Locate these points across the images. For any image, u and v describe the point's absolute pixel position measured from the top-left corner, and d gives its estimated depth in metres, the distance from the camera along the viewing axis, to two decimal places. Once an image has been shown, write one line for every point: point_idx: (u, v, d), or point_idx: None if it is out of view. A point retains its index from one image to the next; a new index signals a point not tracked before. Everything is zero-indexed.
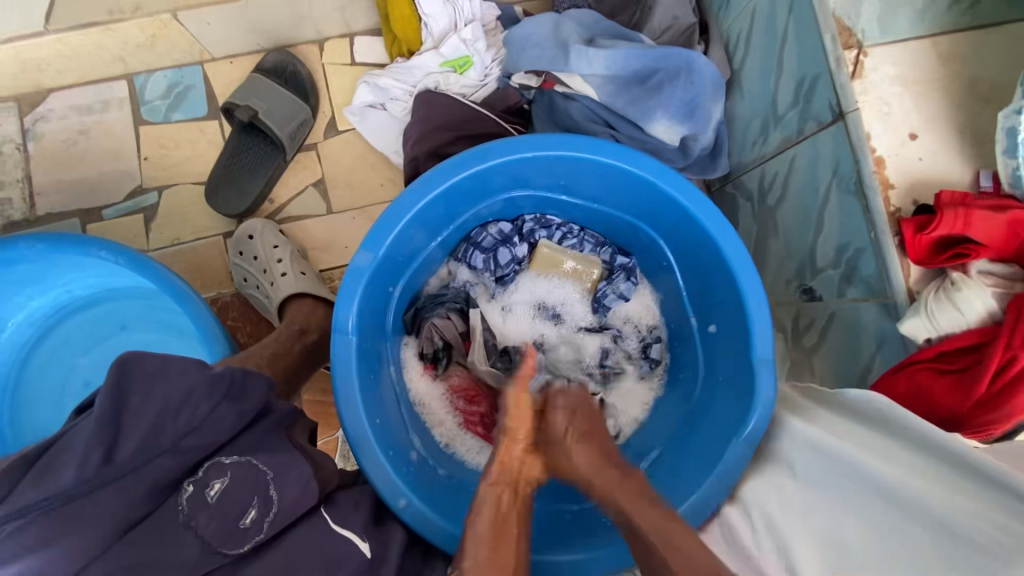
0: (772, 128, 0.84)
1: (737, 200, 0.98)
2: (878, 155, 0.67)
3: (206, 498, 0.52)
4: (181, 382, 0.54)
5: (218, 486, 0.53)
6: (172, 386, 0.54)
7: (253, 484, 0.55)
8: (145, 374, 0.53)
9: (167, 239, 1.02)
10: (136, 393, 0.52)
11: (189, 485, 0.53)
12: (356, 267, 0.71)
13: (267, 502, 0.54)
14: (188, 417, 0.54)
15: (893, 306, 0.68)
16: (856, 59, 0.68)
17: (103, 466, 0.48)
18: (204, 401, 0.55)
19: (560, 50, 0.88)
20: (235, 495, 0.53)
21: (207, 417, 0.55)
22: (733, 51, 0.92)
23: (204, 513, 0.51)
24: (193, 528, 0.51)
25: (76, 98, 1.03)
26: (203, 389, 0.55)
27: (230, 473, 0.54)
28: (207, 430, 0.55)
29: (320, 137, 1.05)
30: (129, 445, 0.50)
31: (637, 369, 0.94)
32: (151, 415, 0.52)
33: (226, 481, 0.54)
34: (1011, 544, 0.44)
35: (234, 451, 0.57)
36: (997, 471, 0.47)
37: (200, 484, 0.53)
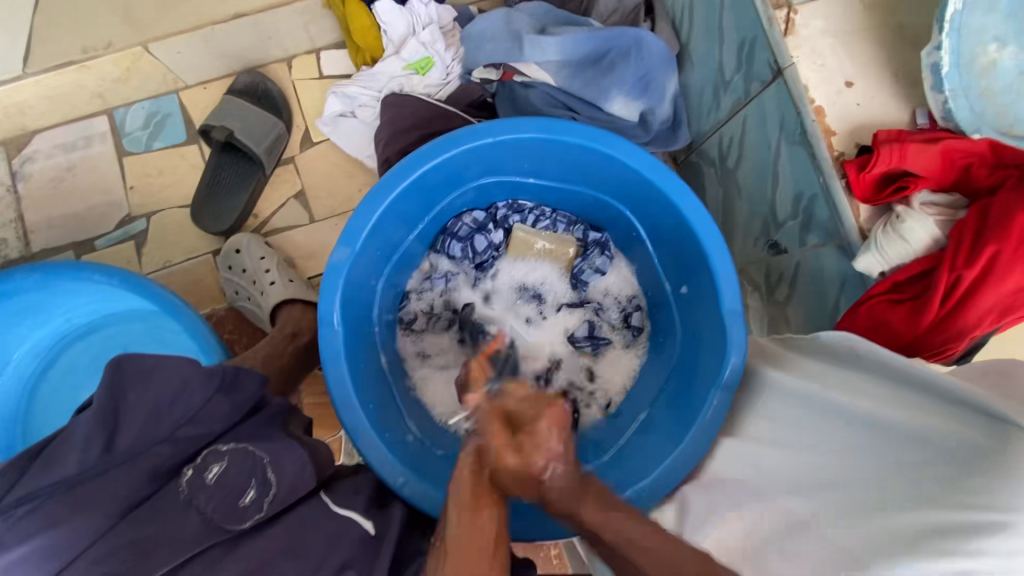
0: (723, 93, 0.88)
1: (702, 169, 1.02)
2: (817, 105, 0.71)
3: (205, 480, 0.55)
4: (175, 377, 0.57)
5: (217, 469, 0.56)
6: (168, 380, 0.57)
7: (250, 466, 0.58)
8: (140, 370, 0.56)
9: (160, 262, 1.06)
10: (133, 387, 0.55)
11: (189, 469, 0.56)
12: (334, 264, 0.75)
13: (265, 483, 0.57)
14: (184, 408, 0.58)
15: (849, 246, 0.70)
16: (786, 18, 0.72)
17: (104, 453, 0.52)
18: (198, 393, 0.59)
19: (514, 41, 0.93)
20: (234, 477, 0.56)
21: (202, 409, 0.59)
22: (679, 28, 0.96)
23: (204, 493, 0.54)
24: (195, 506, 0.53)
25: (60, 136, 1.07)
26: (197, 382, 0.59)
27: (227, 457, 0.57)
28: (202, 420, 0.59)
29: (296, 150, 1.09)
30: (129, 434, 0.54)
31: (622, 338, 0.97)
32: (148, 407, 0.55)
33: (224, 465, 0.57)
34: (976, 451, 0.47)
35: (231, 439, 0.60)
36: (968, 393, 0.50)
37: (198, 469, 0.56)
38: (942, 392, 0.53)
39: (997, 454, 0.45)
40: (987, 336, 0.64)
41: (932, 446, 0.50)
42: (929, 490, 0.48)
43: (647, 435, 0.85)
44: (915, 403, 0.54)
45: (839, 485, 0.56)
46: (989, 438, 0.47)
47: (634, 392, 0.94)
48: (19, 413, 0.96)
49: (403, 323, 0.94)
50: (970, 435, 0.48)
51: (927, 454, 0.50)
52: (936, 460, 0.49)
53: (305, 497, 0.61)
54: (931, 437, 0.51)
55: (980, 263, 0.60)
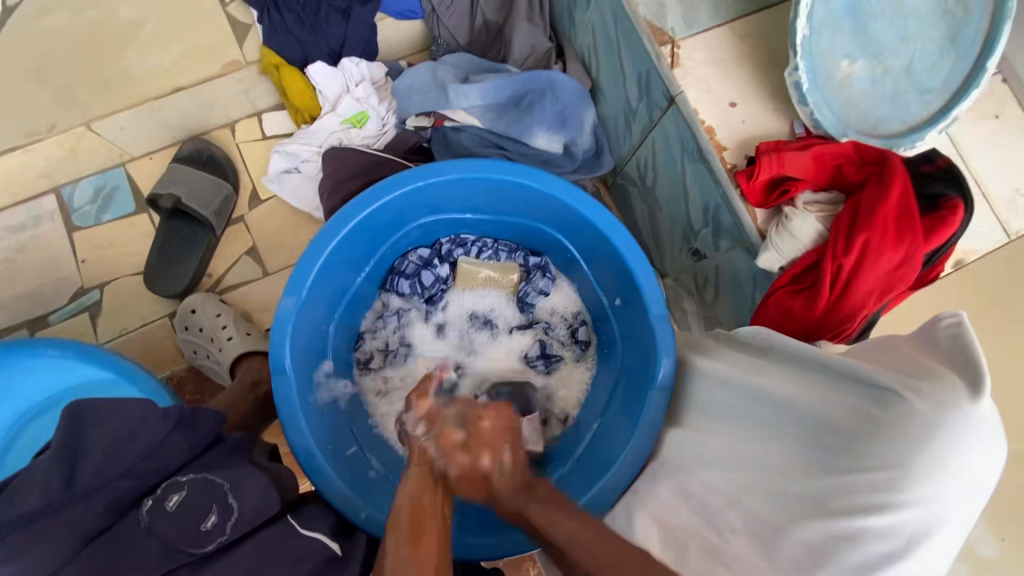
0: (632, 121, 0.97)
1: (627, 189, 1.10)
2: (708, 125, 0.80)
3: (165, 508, 0.58)
4: (132, 417, 0.60)
5: (177, 498, 0.58)
6: (124, 419, 0.60)
7: (210, 493, 0.60)
8: (96, 414, 0.60)
9: (116, 330, 1.08)
10: (91, 428, 0.59)
11: (150, 499, 0.58)
12: (282, 313, 0.78)
13: (226, 508, 0.59)
14: (142, 444, 0.60)
15: (752, 246, 0.78)
16: (671, 52, 0.81)
17: (65, 488, 0.55)
18: (156, 430, 0.61)
19: (439, 91, 1.01)
20: (194, 504, 0.58)
21: (161, 443, 0.61)
22: (589, 64, 1.04)
23: (164, 520, 0.57)
24: (156, 533, 0.56)
25: (7, 219, 1.09)
26: (153, 420, 0.62)
27: (187, 486, 0.60)
28: (162, 454, 0.61)
29: (245, 208, 1.13)
30: (88, 470, 0.56)
31: (572, 352, 1.02)
32: (105, 443, 0.58)
33: (184, 493, 0.59)
34: (864, 422, 0.53)
35: (193, 469, 0.63)
36: (855, 370, 0.57)
37: (159, 498, 0.58)
38: (836, 370, 0.59)
39: (881, 423, 0.51)
40: (877, 314, 0.71)
41: (828, 420, 0.57)
42: (835, 458, 0.55)
43: (601, 442, 0.89)
44: (814, 381, 0.61)
45: (764, 463, 0.62)
46: (873, 404, 0.53)
47: (588, 405, 0.98)
48: None
49: (360, 362, 0.98)
50: (861, 404, 0.54)
51: (828, 428, 0.56)
52: (833, 432, 0.56)
53: (271, 520, 0.64)
54: (826, 414, 0.57)
55: (855, 251, 0.67)
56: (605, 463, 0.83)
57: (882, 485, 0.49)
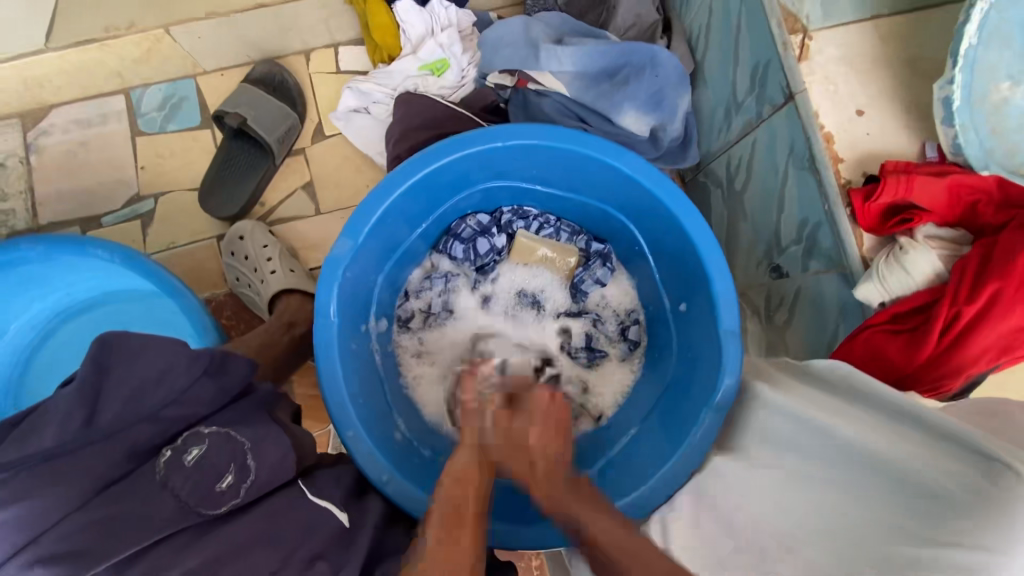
0: (734, 114, 0.88)
1: (709, 188, 1.02)
2: (827, 132, 0.70)
3: (183, 462, 0.54)
4: (159, 360, 0.56)
5: (196, 452, 0.55)
6: (152, 360, 0.56)
7: (230, 451, 0.57)
8: (125, 350, 0.56)
9: (164, 243, 1.06)
10: (117, 366, 0.55)
11: (167, 451, 0.55)
12: (334, 257, 0.75)
13: (243, 469, 0.56)
14: (168, 389, 0.56)
15: (851, 274, 0.70)
16: (801, 43, 0.72)
17: (84, 427, 0.52)
18: (183, 375, 0.58)
19: (530, 49, 0.93)
20: (213, 461, 0.55)
21: (187, 390, 0.58)
22: (695, 45, 0.96)
23: (180, 475, 0.53)
24: (170, 489, 0.53)
25: (75, 112, 1.08)
26: (182, 365, 0.58)
27: (208, 440, 0.56)
28: (187, 402, 0.58)
29: (307, 142, 1.09)
30: (110, 411, 0.54)
31: (618, 351, 0.96)
32: (131, 385, 0.55)
33: (204, 448, 0.56)
34: (959, 490, 0.45)
35: (216, 421, 0.60)
36: (960, 432, 0.49)
37: (178, 450, 0.55)
38: (934, 428, 0.51)
39: (981, 494, 0.43)
40: (985, 376, 0.63)
41: (915, 482, 0.49)
42: (915, 526, 0.47)
43: (635, 451, 0.84)
44: (904, 434, 0.53)
45: (828, 513, 0.55)
46: (972, 474, 0.45)
47: (626, 407, 0.93)
48: (14, 381, 0.97)
49: (400, 320, 0.94)
50: (962, 471, 0.46)
51: (912, 492, 0.49)
52: (915, 496, 0.48)
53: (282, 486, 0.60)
54: (912, 472, 0.49)
55: (981, 300, 0.60)
56: (640, 474, 0.79)
57: (964, 564, 0.42)
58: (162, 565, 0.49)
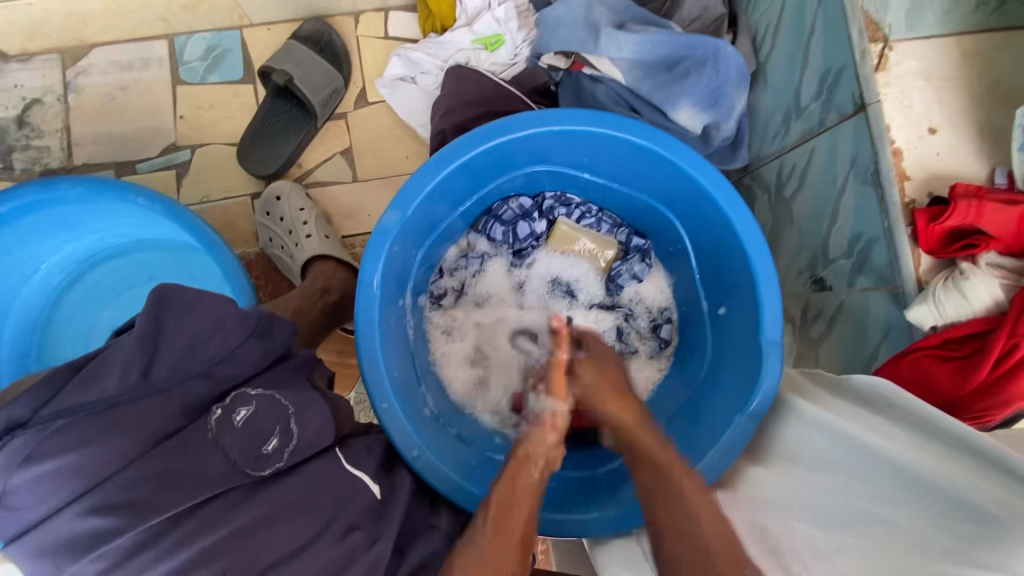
0: (794, 119, 0.86)
1: (755, 192, 1.00)
2: (896, 147, 0.69)
3: (232, 421, 0.54)
4: (212, 314, 0.57)
5: (244, 413, 0.55)
6: (203, 315, 0.56)
7: (276, 414, 0.56)
8: (181, 304, 0.56)
9: (198, 195, 1.05)
10: (171, 318, 0.55)
11: (218, 409, 0.55)
12: (383, 227, 0.75)
13: (288, 433, 0.56)
14: (219, 345, 0.57)
15: (902, 294, 0.69)
16: (881, 53, 0.70)
17: (141, 380, 0.52)
18: (233, 333, 0.58)
19: (590, 32, 0.91)
20: (260, 423, 0.55)
21: (236, 349, 0.58)
22: (760, 45, 0.93)
23: (230, 434, 0.53)
24: (220, 447, 0.53)
25: (117, 54, 1.06)
26: (231, 323, 0.58)
27: (255, 402, 0.56)
28: (236, 361, 0.58)
29: (350, 106, 1.07)
30: (164, 364, 0.54)
31: (647, 347, 0.95)
32: (184, 339, 0.55)
33: (252, 409, 0.55)
34: (1004, 512, 0.45)
35: (261, 383, 0.59)
36: (998, 451, 0.48)
37: (227, 409, 0.55)
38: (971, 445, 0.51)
39: None
40: None
41: (956, 501, 0.49)
42: (956, 545, 0.47)
43: None
44: (939, 451, 0.53)
45: (867, 528, 0.55)
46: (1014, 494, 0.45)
47: (651, 406, 0.92)
48: (40, 323, 0.96)
49: (432, 297, 0.94)
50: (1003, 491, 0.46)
51: (953, 508, 0.49)
52: (957, 514, 0.48)
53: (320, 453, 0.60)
54: (953, 489, 0.49)
55: None
56: None
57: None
58: (210, 523, 0.48)
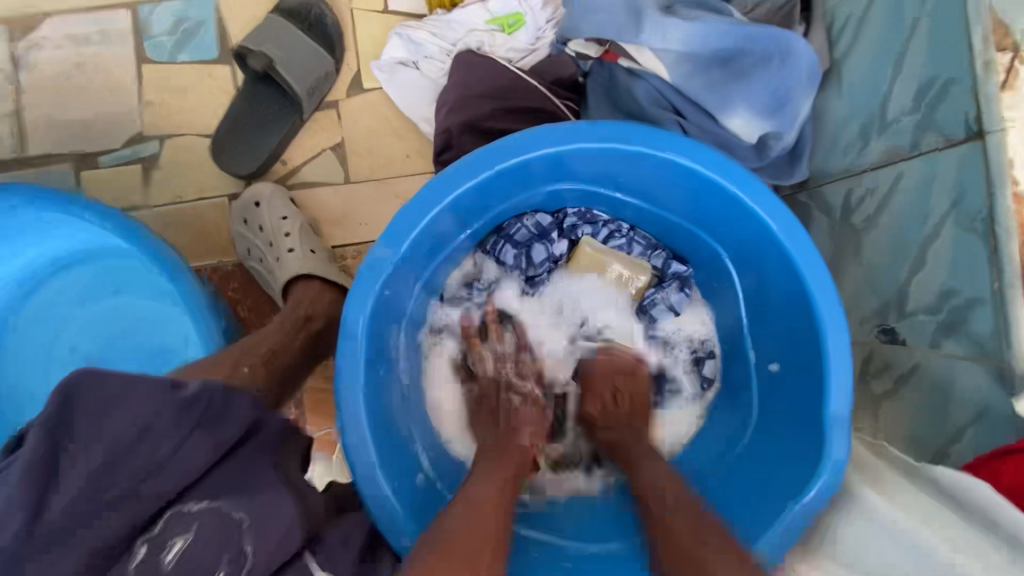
0: (875, 135, 0.71)
1: (811, 211, 0.85)
2: (1020, 190, 0.54)
3: (163, 563, 0.43)
4: (140, 413, 0.45)
5: (178, 546, 0.44)
6: (128, 417, 0.44)
7: (223, 540, 0.46)
8: (95, 404, 0.44)
9: (168, 196, 0.92)
10: (84, 425, 0.43)
11: (142, 548, 0.44)
12: (374, 262, 0.62)
13: (238, 560, 0.46)
14: (147, 456, 0.44)
15: (1010, 375, 0.56)
16: (1010, 66, 0.54)
17: (30, 525, 0.39)
18: (167, 436, 0.46)
19: (630, 15, 0.74)
20: (200, 557, 0.44)
21: (173, 454, 0.46)
22: (837, 38, 0.76)
23: None
24: None
25: (73, 26, 0.91)
26: (166, 420, 0.46)
27: (195, 527, 0.45)
28: (173, 471, 0.46)
29: (342, 94, 0.92)
30: (66, 496, 0.41)
31: (692, 384, 0.83)
32: (99, 453, 0.43)
33: (190, 537, 0.45)
34: None
35: (202, 494, 0.47)
36: None
37: (154, 545, 0.44)
38: None
39: None
40: None
41: None
42: None
43: None
44: None
45: None
46: None
47: (682, 463, 0.79)
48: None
49: (432, 327, 0.80)
50: None
51: None
52: None
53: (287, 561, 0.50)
54: None
55: None
56: None
57: None
58: None
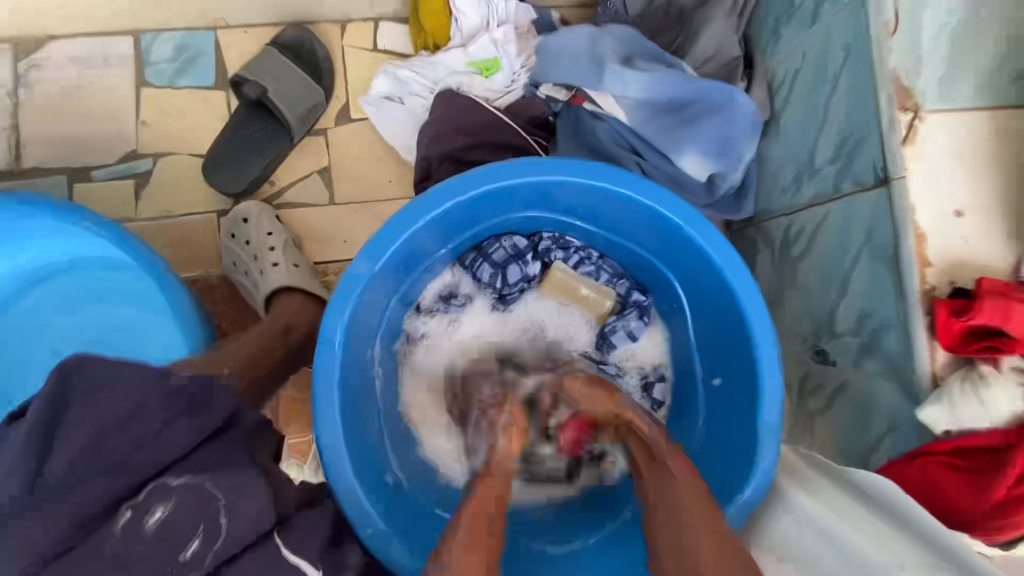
0: (807, 177, 0.80)
1: (757, 245, 0.94)
2: (919, 230, 0.63)
3: (143, 526, 0.49)
4: (131, 394, 0.52)
5: (159, 513, 0.49)
6: (119, 396, 0.52)
7: (199, 512, 0.50)
8: (91, 383, 0.51)
9: (158, 211, 0.97)
10: (80, 401, 0.50)
11: (128, 511, 0.49)
12: (353, 274, 0.68)
13: (213, 531, 0.50)
14: (137, 430, 0.52)
15: (914, 388, 0.64)
16: (910, 124, 0.63)
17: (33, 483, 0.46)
18: (156, 415, 0.53)
19: (595, 66, 0.84)
20: (178, 524, 0.49)
21: (160, 432, 0.53)
22: (776, 92, 0.86)
23: (140, 544, 0.48)
24: (127, 563, 0.47)
25: (76, 49, 0.96)
26: (155, 401, 0.53)
27: (175, 498, 0.50)
28: (159, 446, 0.52)
29: (331, 122, 0.99)
30: (64, 461, 0.48)
31: (639, 406, 0.89)
32: (91, 428, 0.50)
33: (170, 507, 0.50)
34: None
35: (186, 469, 0.53)
36: None
37: (139, 510, 0.50)
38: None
39: None
40: None
41: None
42: None
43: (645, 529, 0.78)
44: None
45: None
46: None
47: None
48: None
49: (408, 337, 0.86)
50: None
51: None
52: None
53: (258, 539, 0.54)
54: None
55: None
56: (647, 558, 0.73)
57: None
58: None
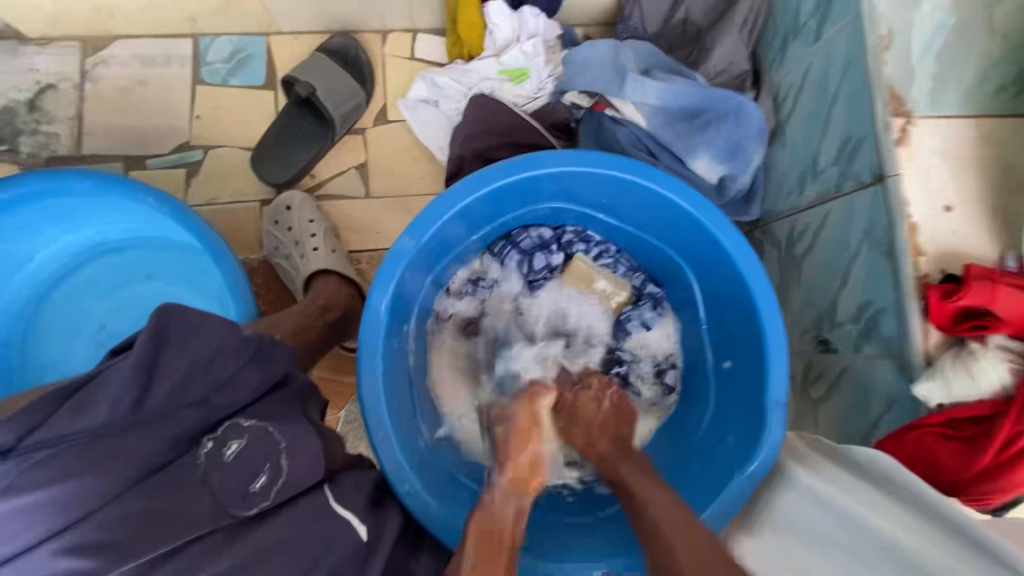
0: (810, 180, 0.87)
1: (765, 246, 1.01)
2: (913, 222, 0.69)
3: (222, 456, 0.56)
4: (213, 340, 0.59)
5: (235, 447, 0.57)
6: (204, 342, 0.59)
7: (266, 450, 0.57)
8: (181, 327, 0.58)
9: (205, 197, 1.04)
10: (172, 344, 0.57)
11: (208, 443, 0.57)
12: (398, 251, 0.74)
13: (277, 470, 0.57)
14: (216, 373, 0.59)
15: (909, 367, 0.69)
16: (903, 128, 0.71)
17: (135, 407, 0.54)
18: (232, 361, 0.61)
19: (617, 75, 0.92)
20: (249, 459, 0.56)
21: (234, 375, 0.61)
22: (781, 104, 0.95)
23: (218, 471, 0.55)
24: (208, 485, 0.55)
25: (139, 48, 1.05)
26: (232, 349, 0.61)
27: (247, 436, 0.58)
28: (233, 388, 0.61)
29: (369, 122, 1.07)
30: (160, 393, 0.56)
31: (650, 393, 0.95)
32: (181, 368, 0.57)
33: (243, 444, 0.57)
34: None
35: (252, 415, 0.61)
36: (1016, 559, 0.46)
37: (217, 442, 0.57)
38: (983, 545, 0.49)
39: None
40: None
41: None
42: None
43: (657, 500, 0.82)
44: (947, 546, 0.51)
45: None
46: None
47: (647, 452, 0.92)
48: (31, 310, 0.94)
49: (438, 317, 0.92)
50: None
51: None
52: None
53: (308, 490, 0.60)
54: None
55: None
56: None
57: None
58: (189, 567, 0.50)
